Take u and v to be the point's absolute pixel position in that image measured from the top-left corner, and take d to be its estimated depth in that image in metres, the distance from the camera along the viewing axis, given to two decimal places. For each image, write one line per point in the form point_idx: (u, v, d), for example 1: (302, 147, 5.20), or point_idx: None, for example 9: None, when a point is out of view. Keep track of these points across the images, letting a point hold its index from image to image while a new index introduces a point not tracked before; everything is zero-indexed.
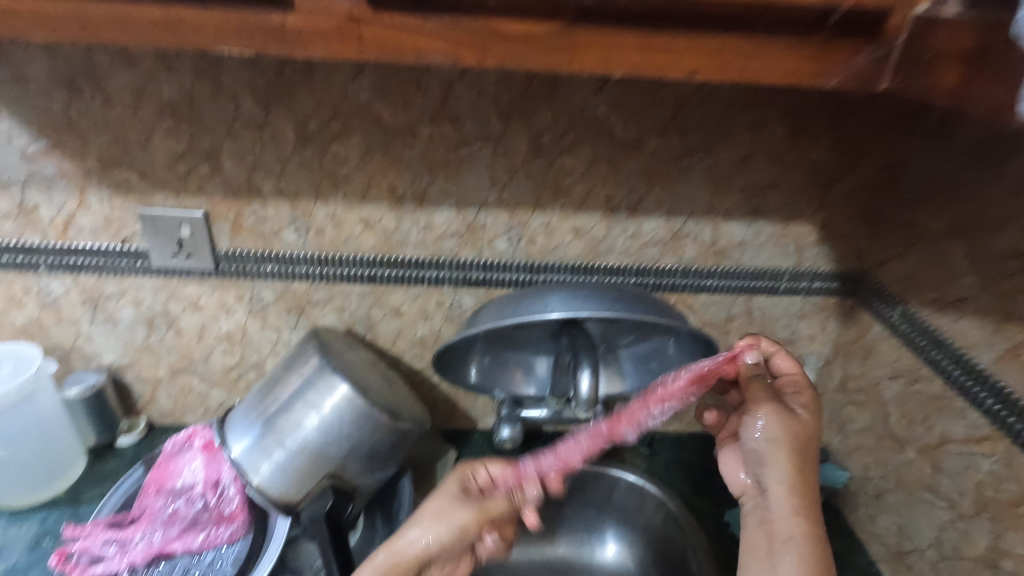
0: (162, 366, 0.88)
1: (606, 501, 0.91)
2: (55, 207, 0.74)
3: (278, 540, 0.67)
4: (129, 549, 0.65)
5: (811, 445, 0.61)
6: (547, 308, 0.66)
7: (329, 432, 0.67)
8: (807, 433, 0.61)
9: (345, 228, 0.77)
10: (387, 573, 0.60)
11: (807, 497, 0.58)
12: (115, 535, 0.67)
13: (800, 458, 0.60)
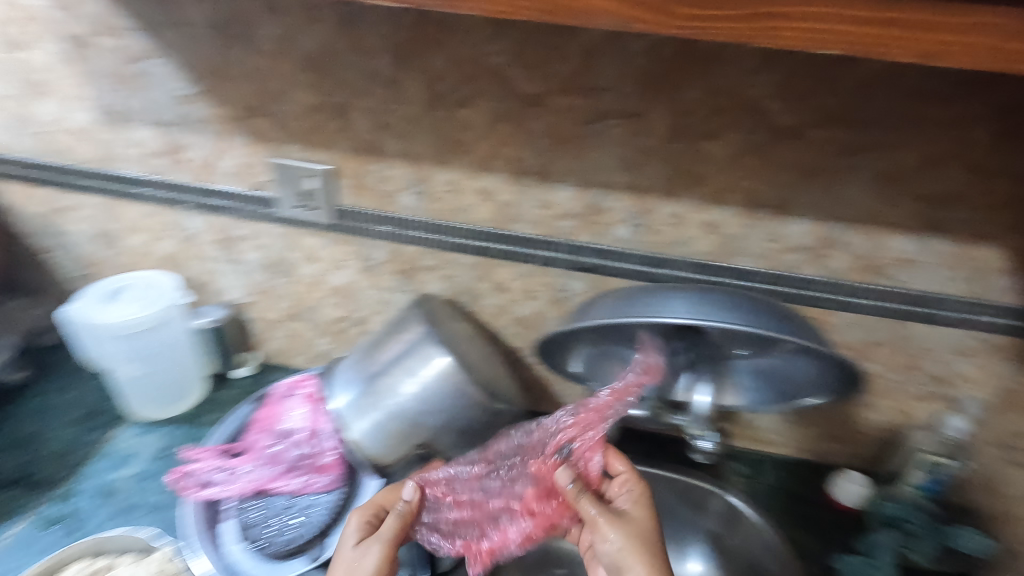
0: (278, 309, 0.93)
1: (693, 516, 0.86)
2: (201, 149, 0.78)
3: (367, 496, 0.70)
4: (236, 479, 0.70)
5: (651, 531, 0.61)
6: (669, 310, 0.61)
7: (426, 402, 0.67)
8: (642, 524, 0.61)
9: (462, 197, 0.75)
10: None
11: (640, 553, 0.58)
12: (225, 463, 0.72)
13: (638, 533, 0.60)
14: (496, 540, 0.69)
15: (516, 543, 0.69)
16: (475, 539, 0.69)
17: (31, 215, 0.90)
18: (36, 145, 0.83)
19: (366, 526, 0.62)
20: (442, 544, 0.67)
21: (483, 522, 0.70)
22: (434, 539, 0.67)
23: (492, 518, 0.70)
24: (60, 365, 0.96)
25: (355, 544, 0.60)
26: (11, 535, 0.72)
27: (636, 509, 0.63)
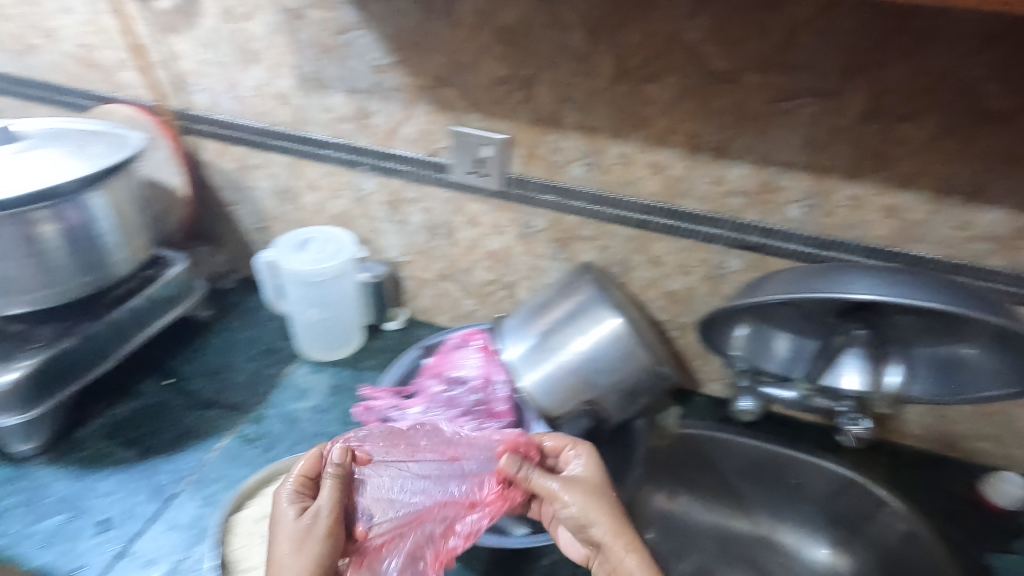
0: (432, 269, 1.00)
1: (828, 500, 0.87)
2: (387, 116, 0.84)
3: None
4: (416, 417, 0.76)
5: (606, 487, 0.64)
6: (853, 287, 0.61)
7: (597, 360, 0.72)
8: (596, 482, 0.64)
9: (633, 170, 0.78)
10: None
11: (614, 524, 0.60)
12: (404, 403, 0.79)
13: (597, 501, 0.62)
14: (444, 520, 0.65)
15: (470, 532, 0.64)
16: (424, 535, 0.64)
17: (223, 171, 1.00)
18: (237, 107, 0.92)
19: (297, 492, 0.62)
20: (379, 526, 0.64)
21: (435, 519, 0.65)
22: (365, 503, 0.66)
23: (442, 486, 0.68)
24: (237, 307, 1.07)
25: (290, 504, 0.61)
26: (219, 448, 0.82)
27: (587, 473, 0.66)
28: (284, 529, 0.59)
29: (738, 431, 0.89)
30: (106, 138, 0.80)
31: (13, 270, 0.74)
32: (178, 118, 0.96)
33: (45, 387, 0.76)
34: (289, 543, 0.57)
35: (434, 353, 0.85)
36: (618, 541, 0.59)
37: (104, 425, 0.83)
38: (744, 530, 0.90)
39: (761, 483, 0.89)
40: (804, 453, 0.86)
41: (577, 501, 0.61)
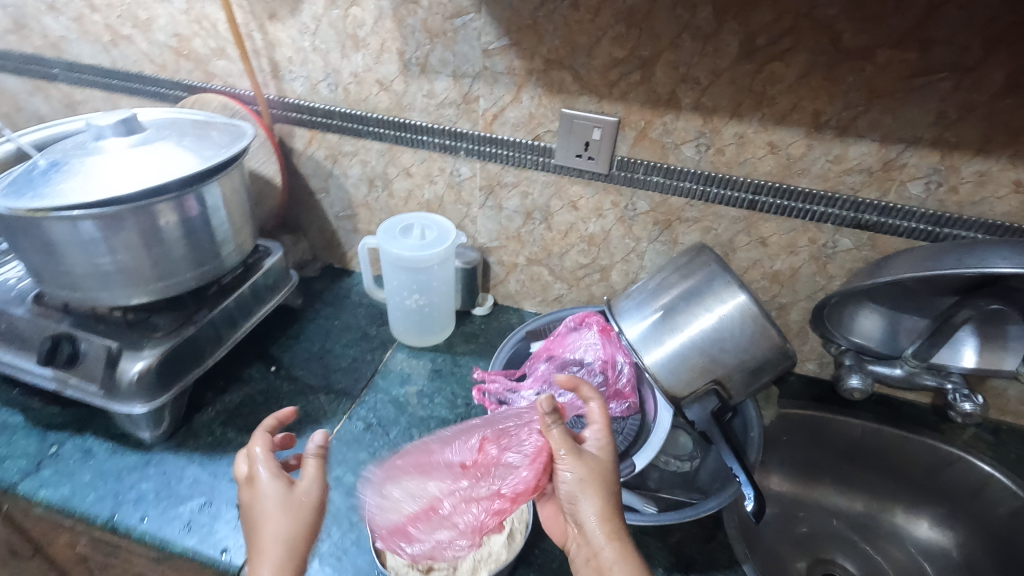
0: (523, 254, 1.00)
1: (932, 478, 0.90)
2: (492, 100, 0.84)
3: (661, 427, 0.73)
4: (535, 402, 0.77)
5: (613, 474, 0.59)
6: (986, 261, 0.60)
7: (723, 338, 0.72)
8: (606, 468, 0.59)
9: (748, 150, 0.78)
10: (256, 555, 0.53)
11: (609, 514, 0.56)
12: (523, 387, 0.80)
13: (606, 489, 0.58)
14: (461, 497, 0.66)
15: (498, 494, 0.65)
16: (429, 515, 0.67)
17: (313, 159, 1.00)
18: (334, 94, 0.91)
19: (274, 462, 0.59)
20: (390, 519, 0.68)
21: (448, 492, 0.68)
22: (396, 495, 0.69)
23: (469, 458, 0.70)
24: (324, 295, 1.08)
25: (268, 473, 0.57)
26: (335, 432, 0.83)
27: (600, 453, 0.60)
28: (268, 502, 0.55)
29: (846, 412, 0.92)
30: (218, 129, 0.81)
31: (135, 262, 0.73)
32: (272, 106, 0.96)
33: (168, 376, 0.77)
34: (273, 507, 0.55)
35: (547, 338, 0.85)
36: (602, 528, 0.56)
37: (219, 412, 0.84)
38: (843, 504, 0.95)
39: (864, 464, 0.94)
40: (905, 431, 0.90)
41: (581, 479, 0.57)
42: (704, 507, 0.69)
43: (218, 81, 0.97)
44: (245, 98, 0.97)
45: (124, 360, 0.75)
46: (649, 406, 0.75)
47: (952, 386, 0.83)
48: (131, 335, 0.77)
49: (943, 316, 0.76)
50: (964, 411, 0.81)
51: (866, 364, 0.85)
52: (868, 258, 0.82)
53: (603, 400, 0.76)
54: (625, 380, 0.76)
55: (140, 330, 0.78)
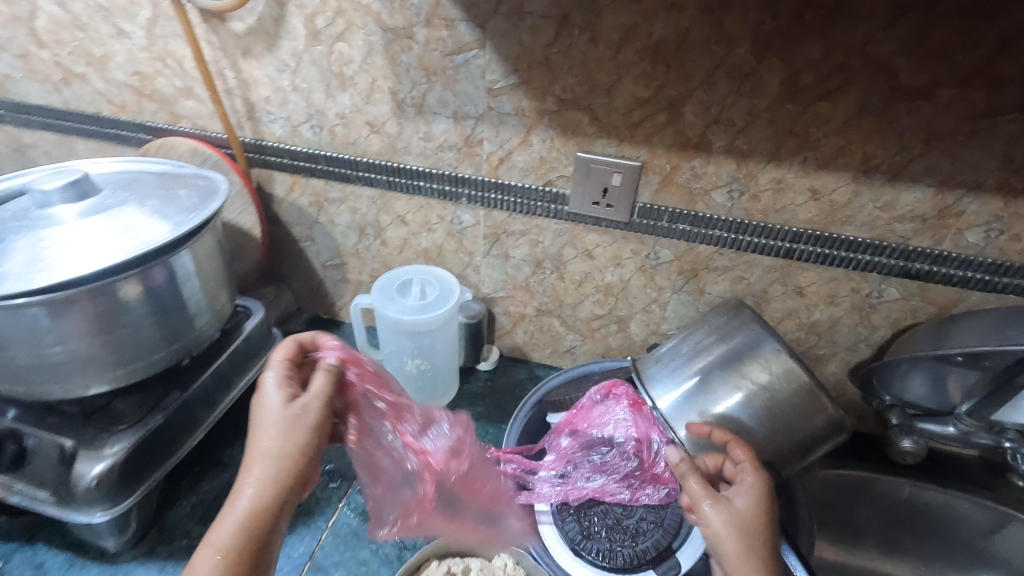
0: (532, 304, 0.91)
1: (981, 536, 0.83)
2: (498, 143, 0.75)
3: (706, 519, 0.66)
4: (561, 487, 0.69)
5: (765, 524, 0.58)
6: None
7: (772, 412, 0.64)
8: (746, 518, 0.58)
9: (787, 196, 0.70)
10: (254, 517, 0.50)
11: (759, 554, 0.56)
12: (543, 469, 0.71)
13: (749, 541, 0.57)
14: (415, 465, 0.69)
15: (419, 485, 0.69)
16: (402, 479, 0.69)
17: (296, 206, 0.90)
18: (319, 137, 0.82)
19: (286, 376, 0.58)
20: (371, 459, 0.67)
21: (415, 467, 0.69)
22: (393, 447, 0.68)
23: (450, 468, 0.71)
24: None
25: (276, 386, 0.57)
26: (331, 525, 0.73)
27: (748, 507, 0.58)
28: (264, 411, 0.55)
29: (887, 472, 0.85)
30: (188, 184, 0.71)
31: (93, 347, 0.63)
32: (248, 149, 0.86)
33: (136, 473, 0.67)
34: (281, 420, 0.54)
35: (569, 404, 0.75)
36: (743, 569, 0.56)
37: (196, 506, 0.74)
38: (886, 566, 0.89)
39: (908, 522, 0.87)
40: (954, 492, 0.82)
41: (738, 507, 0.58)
42: None
43: (185, 122, 0.86)
44: (217, 141, 0.87)
45: (81, 461, 0.64)
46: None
47: (1012, 443, 0.73)
48: (90, 430, 0.67)
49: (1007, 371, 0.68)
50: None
51: (915, 423, 0.79)
52: (916, 308, 0.75)
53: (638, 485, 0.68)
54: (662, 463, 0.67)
55: (101, 422, 0.68)
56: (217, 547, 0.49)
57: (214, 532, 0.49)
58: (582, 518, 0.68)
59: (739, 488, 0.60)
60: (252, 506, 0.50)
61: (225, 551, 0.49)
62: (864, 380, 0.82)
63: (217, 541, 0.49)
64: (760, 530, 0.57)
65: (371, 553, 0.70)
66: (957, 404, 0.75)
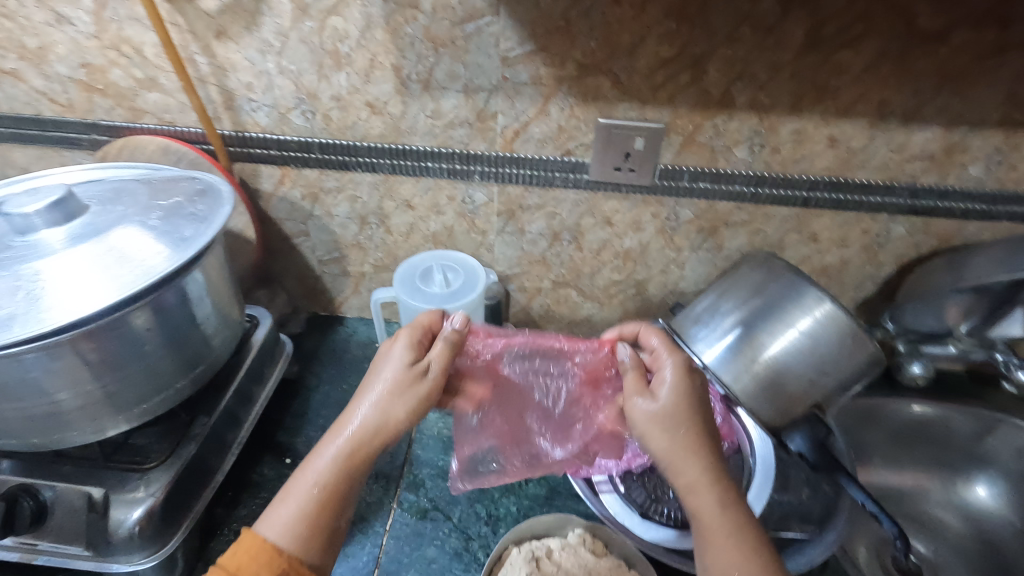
0: (548, 277, 0.89)
1: (975, 443, 0.90)
2: (513, 115, 0.72)
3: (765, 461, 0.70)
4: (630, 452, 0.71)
5: (689, 415, 0.54)
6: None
7: (821, 360, 0.65)
8: (670, 410, 0.54)
9: (806, 146, 0.71)
10: (350, 457, 0.53)
11: (689, 447, 0.52)
12: None
13: (676, 439, 0.52)
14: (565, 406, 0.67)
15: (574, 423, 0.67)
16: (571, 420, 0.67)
17: (288, 200, 0.83)
18: (311, 124, 0.75)
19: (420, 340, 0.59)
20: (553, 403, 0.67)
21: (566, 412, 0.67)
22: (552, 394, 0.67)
23: (568, 431, 0.67)
24: (320, 354, 0.92)
25: (402, 346, 0.58)
26: (389, 528, 0.71)
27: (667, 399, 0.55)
28: (389, 364, 0.57)
29: (892, 391, 0.91)
30: (181, 190, 0.63)
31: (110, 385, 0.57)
32: (228, 143, 0.78)
33: (176, 511, 0.62)
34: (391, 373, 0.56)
35: None
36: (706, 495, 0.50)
37: (239, 532, 0.69)
38: (893, 480, 0.95)
39: (912, 441, 0.94)
40: (951, 405, 0.89)
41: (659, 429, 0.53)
42: (825, 542, 0.66)
43: (150, 118, 0.77)
44: (190, 136, 0.78)
45: (115, 508, 0.58)
46: (742, 440, 0.72)
47: (1003, 356, 0.78)
48: (116, 472, 0.61)
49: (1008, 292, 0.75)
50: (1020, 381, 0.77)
51: (920, 349, 0.83)
52: (920, 242, 0.79)
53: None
54: (718, 419, 0.73)
55: (125, 461, 0.61)
56: (316, 480, 0.51)
57: (311, 461, 0.53)
58: (646, 483, 0.71)
59: (661, 387, 0.56)
60: (358, 431, 0.53)
61: (322, 485, 0.51)
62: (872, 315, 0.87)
63: (315, 475, 0.52)
64: (694, 437, 0.52)
65: (438, 549, 0.69)
66: (956, 326, 0.79)
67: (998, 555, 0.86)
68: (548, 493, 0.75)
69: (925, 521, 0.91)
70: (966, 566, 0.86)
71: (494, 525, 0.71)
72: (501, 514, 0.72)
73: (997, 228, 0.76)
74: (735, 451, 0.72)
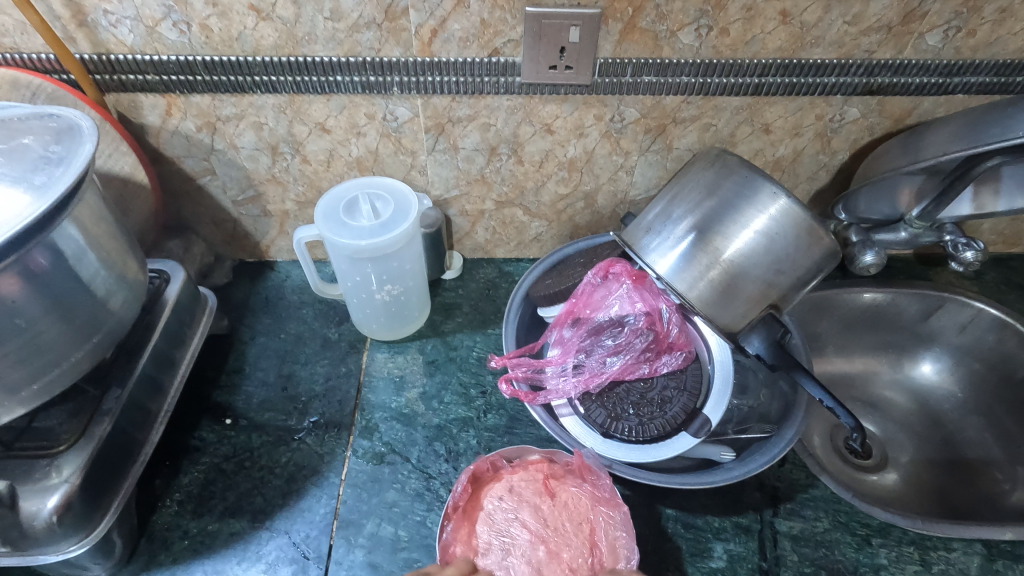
0: (490, 198, 0.83)
1: (921, 324, 0.91)
2: (426, 10, 0.62)
3: (724, 370, 0.68)
4: (589, 375, 0.69)
5: None
6: (1016, 131, 0.60)
7: (777, 257, 0.61)
8: None
9: (757, 25, 0.64)
10: None
11: None
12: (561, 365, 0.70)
13: None
14: (589, 366, 0.70)
15: (606, 342, 0.71)
16: (601, 347, 0.71)
17: (182, 134, 0.72)
18: (188, 38, 0.63)
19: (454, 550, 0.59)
20: (574, 373, 0.69)
21: (588, 365, 0.70)
22: (570, 371, 0.69)
23: (600, 336, 0.72)
24: (251, 304, 0.85)
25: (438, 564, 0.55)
26: (345, 477, 0.68)
27: None
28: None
29: (845, 283, 0.90)
30: (30, 128, 0.52)
31: None
32: (92, 70, 0.65)
33: (101, 493, 0.56)
34: None
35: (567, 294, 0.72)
36: None
37: (184, 501, 0.65)
38: (845, 367, 0.94)
39: (864, 328, 0.93)
40: (901, 287, 0.88)
41: None
42: (784, 439, 0.64)
43: None
44: (42, 64, 0.65)
45: (25, 499, 0.52)
46: (699, 348, 0.71)
47: (952, 236, 0.77)
48: (21, 461, 0.54)
49: (958, 168, 0.69)
50: (965, 261, 0.75)
51: (872, 237, 0.80)
52: (874, 125, 0.75)
53: (654, 356, 0.69)
54: (675, 330, 0.69)
55: (31, 447, 0.55)
56: None
57: None
58: (605, 403, 0.68)
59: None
60: None
61: None
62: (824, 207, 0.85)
63: None
64: None
65: (398, 492, 0.67)
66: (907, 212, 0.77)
67: (940, 427, 0.88)
68: (508, 422, 0.72)
69: (873, 402, 0.91)
70: (913, 441, 0.88)
71: (454, 460, 0.69)
72: (460, 449, 0.70)
73: (952, 103, 0.73)
74: (692, 360, 0.70)
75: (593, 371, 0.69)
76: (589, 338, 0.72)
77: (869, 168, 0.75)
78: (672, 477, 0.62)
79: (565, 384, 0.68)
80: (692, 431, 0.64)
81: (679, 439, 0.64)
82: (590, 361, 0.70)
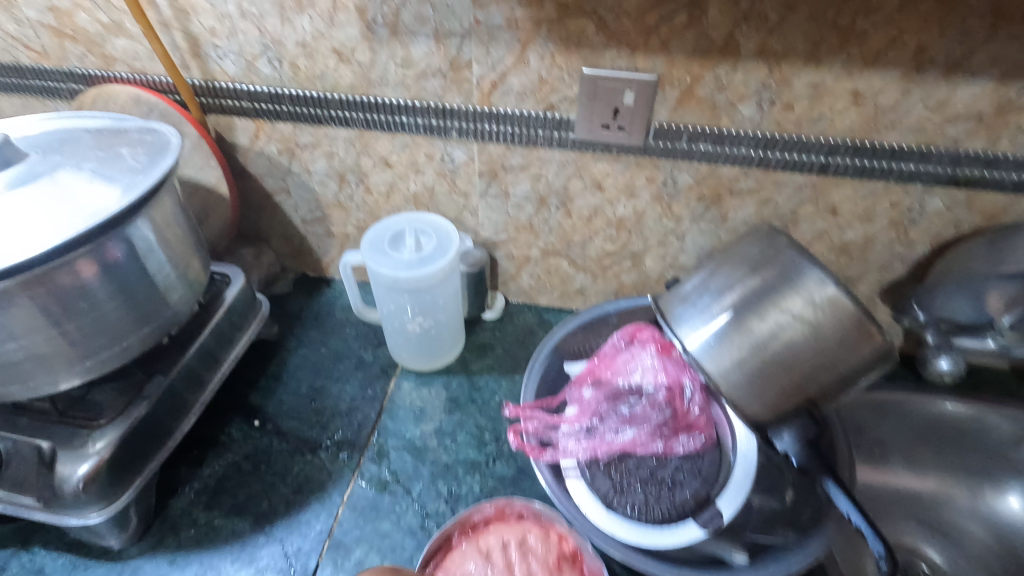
0: (537, 245, 0.83)
1: (1012, 449, 0.77)
2: (488, 64, 0.65)
3: (748, 465, 0.64)
4: (600, 440, 0.67)
5: None
6: None
7: (819, 348, 0.56)
8: None
9: (825, 103, 0.61)
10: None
11: None
12: (574, 426, 0.68)
13: None
14: (602, 432, 0.67)
15: (624, 411, 0.69)
16: (617, 414, 0.69)
17: (265, 156, 0.80)
18: (279, 73, 0.71)
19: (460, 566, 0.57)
20: (586, 437, 0.67)
21: (602, 431, 0.68)
22: (581, 434, 0.68)
23: (619, 403, 0.70)
24: (302, 316, 0.90)
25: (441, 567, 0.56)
26: (347, 498, 0.69)
27: None
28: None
29: (919, 389, 0.81)
30: (130, 140, 0.61)
31: (65, 335, 0.56)
32: (199, 93, 0.75)
33: (127, 470, 0.62)
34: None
35: (595, 355, 0.72)
36: None
37: (200, 492, 0.69)
38: (911, 483, 0.82)
39: (940, 444, 0.81)
40: (985, 404, 0.78)
41: None
42: (807, 550, 0.57)
43: (122, 66, 0.74)
44: (161, 86, 0.75)
45: (63, 462, 0.58)
46: (723, 434, 0.66)
47: None
48: (67, 426, 0.60)
49: None
50: None
51: (951, 339, 0.71)
52: (960, 219, 0.68)
53: (671, 434, 0.66)
54: (696, 409, 0.66)
55: (78, 416, 0.61)
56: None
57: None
58: (612, 473, 0.65)
59: None
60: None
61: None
62: (897, 300, 0.77)
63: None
64: None
65: (393, 524, 0.67)
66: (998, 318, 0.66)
67: None
68: (515, 474, 0.71)
69: (942, 529, 0.79)
70: None
71: (454, 503, 0.68)
72: (462, 492, 0.69)
73: None
74: (715, 445, 0.66)
75: (604, 437, 0.67)
76: (606, 402, 0.70)
77: (949, 265, 0.68)
78: (671, 567, 0.57)
79: (574, 445, 0.66)
80: (700, 522, 0.60)
81: (685, 526, 0.60)
82: (604, 426, 0.68)
